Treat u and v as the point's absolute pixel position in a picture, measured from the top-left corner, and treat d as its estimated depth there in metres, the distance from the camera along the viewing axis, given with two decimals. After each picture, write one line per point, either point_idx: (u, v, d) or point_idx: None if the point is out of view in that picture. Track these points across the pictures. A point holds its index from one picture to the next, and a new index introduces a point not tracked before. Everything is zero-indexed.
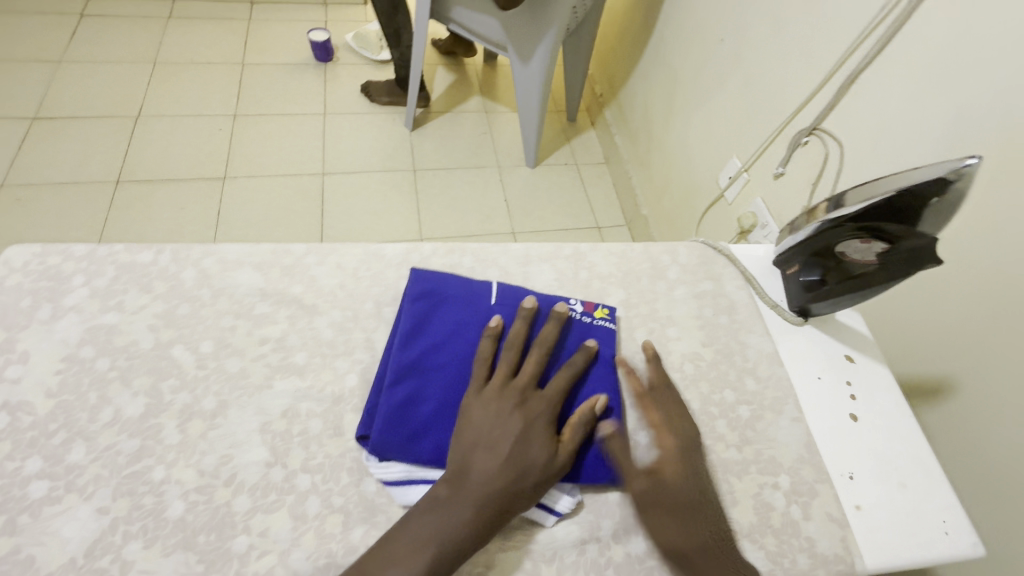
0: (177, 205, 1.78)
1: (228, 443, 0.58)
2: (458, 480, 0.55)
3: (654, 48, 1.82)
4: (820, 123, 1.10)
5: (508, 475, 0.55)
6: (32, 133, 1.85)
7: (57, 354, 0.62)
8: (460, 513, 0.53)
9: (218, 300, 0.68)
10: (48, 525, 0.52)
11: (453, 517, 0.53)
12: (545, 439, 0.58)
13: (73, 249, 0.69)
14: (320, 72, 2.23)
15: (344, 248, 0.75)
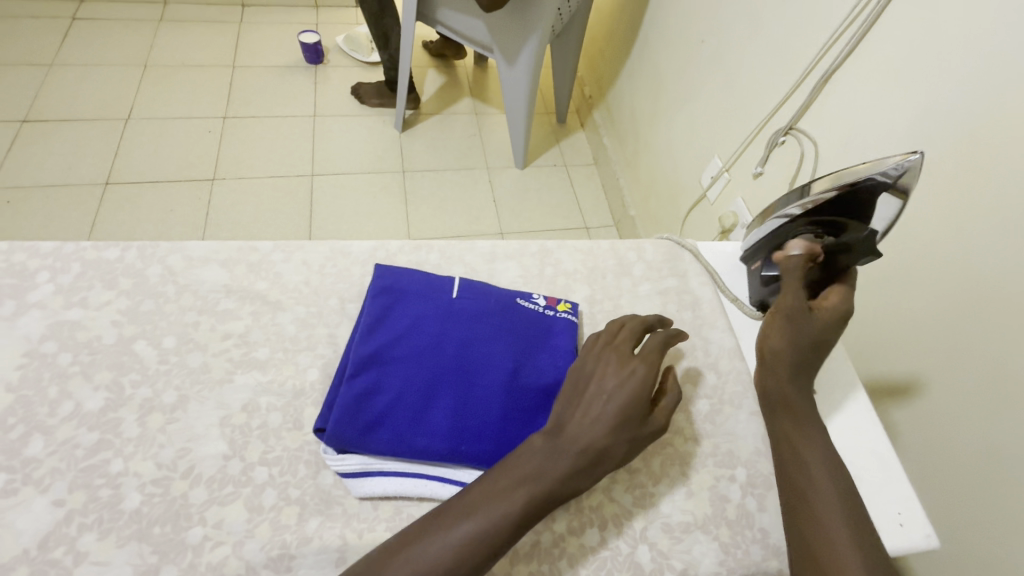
0: (166, 206, 1.79)
1: (187, 436, 0.59)
2: (553, 447, 0.55)
3: (640, 49, 1.83)
4: (796, 122, 1.12)
5: (593, 445, 0.55)
6: (21, 135, 1.86)
7: (20, 349, 0.62)
8: (540, 477, 0.53)
9: (183, 296, 0.69)
10: (3, 516, 0.53)
11: (515, 495, 0.52)
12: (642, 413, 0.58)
13: (40, 246, 0.70)
14: (310, 74, 2.24)
15: (311, 245, 0.76)
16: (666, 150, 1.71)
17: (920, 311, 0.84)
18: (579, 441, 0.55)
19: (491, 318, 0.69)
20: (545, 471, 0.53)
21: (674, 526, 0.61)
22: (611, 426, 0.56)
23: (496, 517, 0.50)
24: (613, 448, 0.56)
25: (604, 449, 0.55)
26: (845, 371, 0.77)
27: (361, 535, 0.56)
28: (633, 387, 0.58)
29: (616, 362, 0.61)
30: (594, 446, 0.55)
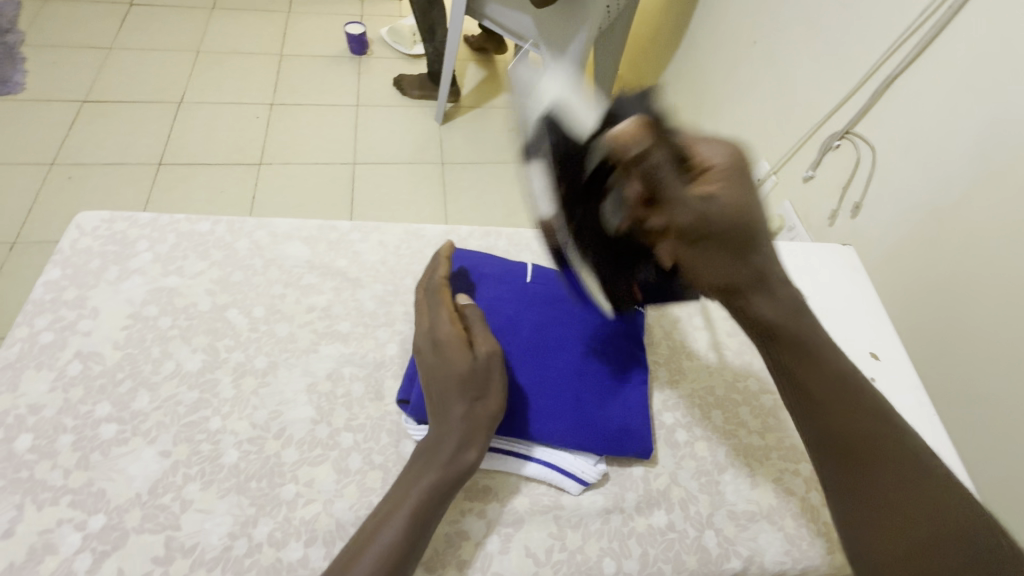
0: (216, 187, 1.85)
1: (277, 400, 0.63)
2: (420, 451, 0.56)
3: (686, 49, 1.81)
4: (853, 127, 1.07)
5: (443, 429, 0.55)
6: (82, 114, 1.94)
7: (124, 311, 0.67)
8: (421, 475, 0.53)
9: (269, 269, 0.73)
10: (116, 463, 0.57)
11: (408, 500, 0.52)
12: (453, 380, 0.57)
13: (137, 217, 0.75)
14: (355, 65, 2.29)
15: (386, 227, 0.79)
16: None
17: (984, 322, 0.83)
18: (456, 402, 0.56)
19: (564, 303, 0.71)
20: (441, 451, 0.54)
21: (739, 514, 0.63)
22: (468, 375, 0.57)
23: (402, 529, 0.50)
24: (479, 394, 0.57)
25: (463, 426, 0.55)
26: (910, 376, 0.78)
27: None
28: (457, 338, 0.60)
29: (428, 325, 0.62)
30: (463, 401, 0.56)
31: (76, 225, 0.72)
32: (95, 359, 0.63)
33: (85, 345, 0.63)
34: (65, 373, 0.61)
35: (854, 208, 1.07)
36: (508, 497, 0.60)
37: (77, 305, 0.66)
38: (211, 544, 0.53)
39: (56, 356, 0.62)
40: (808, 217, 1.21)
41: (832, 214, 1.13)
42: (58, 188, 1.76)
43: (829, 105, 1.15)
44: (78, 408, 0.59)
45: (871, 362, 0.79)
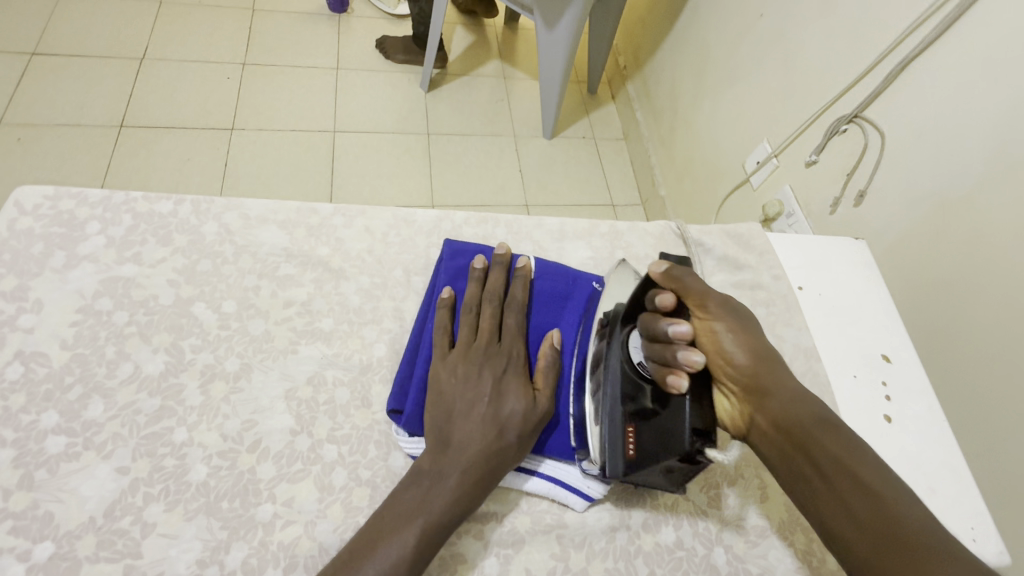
0: (183, 154, 1.72)
1: (251, 409, 0.56)
2: (442, 451, 0.53)
3: (686, 18, 1.71)
4: (862, 110, 1.02)
5: (490, 434, 0.53)
6: (31, 69, 1.76)
7: (72, 305, 0.58)
8: (447, 481, 0.50)
9: (241, 258, 0.65)
10: (65, 482, 0.50)
11: (427, 506, 0.49)
12: (519, 390, 0.56)
13: (88, 195, 0.66)
14: (334, 24, 2.13)
15: (373, 212, 0.72)
16: (705, 131, 1.61)
17: (984, 320, 0.79)
18: (494, 415, 0.54)
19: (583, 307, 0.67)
20: (448, 490, 0.50)
21: (750, 529, 0.59)
22: (519, 430, 0.54)
23: (415, 534, 0.48)
24: (517, 444, 0.53)
25: (508, 437, 0.53)
26: (921, 380, 0.74)
27: None
28: (514, 383, 0.57)
29: (487, 358, 0.58)
30: (499, 450, 0.53)
31: (15, 203, 0.63)
32: (39, 360, 0.55)
33: (27, 344, 0.55)
34: (4, 377, 0.54)
35: (857, 197, 1.02)
36: (509, 515, 0.56)
37: (18, 297, 0.58)
38: (177, 574, 0.48)
39: None
40: (809, 204, 1.15)
41: (834, 202, 1.08)
42: (6, 150, 1.60)
43: (838, 87, 1.08)
44: (20, 418, 0.52)
45: (881, 365, 0.75)
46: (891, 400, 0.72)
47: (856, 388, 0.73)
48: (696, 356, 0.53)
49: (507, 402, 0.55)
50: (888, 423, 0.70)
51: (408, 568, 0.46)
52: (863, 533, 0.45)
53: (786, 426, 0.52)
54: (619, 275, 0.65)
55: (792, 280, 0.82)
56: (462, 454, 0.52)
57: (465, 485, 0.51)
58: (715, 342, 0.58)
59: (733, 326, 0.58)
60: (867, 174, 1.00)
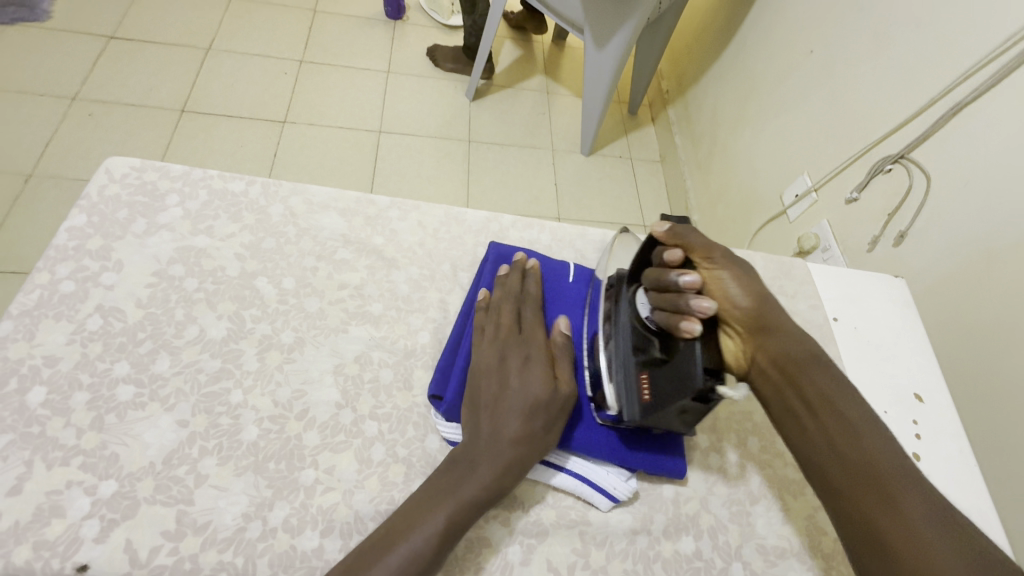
0: (237, 141, 1.80)
1: (302, 379, 0.60)
2: (472, 440, 0.55)
3: (734, 49, 1.74)
4: (908, 151, 1.02)
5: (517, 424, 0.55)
6: (107, 51, 1.88)
7: (149, 268, 0.63)
8: (479, 469, 0.53)
9: (302, 239, 0.69)
10: (131, 428, 0.54)
11: (461, 489, 0.52)
12: (543, 377, 0.58)
13: (170, 169, 0.71)
14: (389, 29, 2.21)
15: (426, 208, 0.76)
16: (745, 160, 1.62)
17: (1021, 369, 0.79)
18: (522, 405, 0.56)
19: None
20: (479, 476, 0.52)
21: (769, 549, 0.60)
22: (544, 419, 0.56)
23: (447, 515, 0.50)
24: (543, 433, 0.55)
25: (533, 428, 0.55)
26: (952, 422, 0.74)
27: None
28: (537, 370, 0.59)
29: (511, 347, 0.61)
30: (525, 438, 0.54)
31: (106, 170, 0.69)
32: (116, 315, 0.60)
33: (107, 299, 0.60)
34: (84, 327, 0.58)
35: (897, 237, 1.03)
36: (534, 506, 0.58)
37: (101, 256, 0.63)
38: (224, 525, 0.51)
39: (75, 308, 0.59)
40: (845, 240, 1.16)
41: (872, 239, 1.08)
42: (78, 123, 1.71)
43: (886, 125, 1.09)
44: (96, 365, 0.57)
45: (913, 404, 0.75)
46: (921, 439, 0.72)
47: (886, 424, 0.72)
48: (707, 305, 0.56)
49: (532, 389, 0.57)
50: (916, 461, 0.70)
51: (434, 547, 0.48)
52: (850, 472, 0.50)
53: (783, 364, 0.57)
54: (622, 244, 0.72)
55: (827, 311, 0.82)
56: (488, 444, 0.54)
57: (491, 473, 0.53)
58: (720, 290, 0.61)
59: (736, 274, 0.62)
60: (908, 215, 1.01)
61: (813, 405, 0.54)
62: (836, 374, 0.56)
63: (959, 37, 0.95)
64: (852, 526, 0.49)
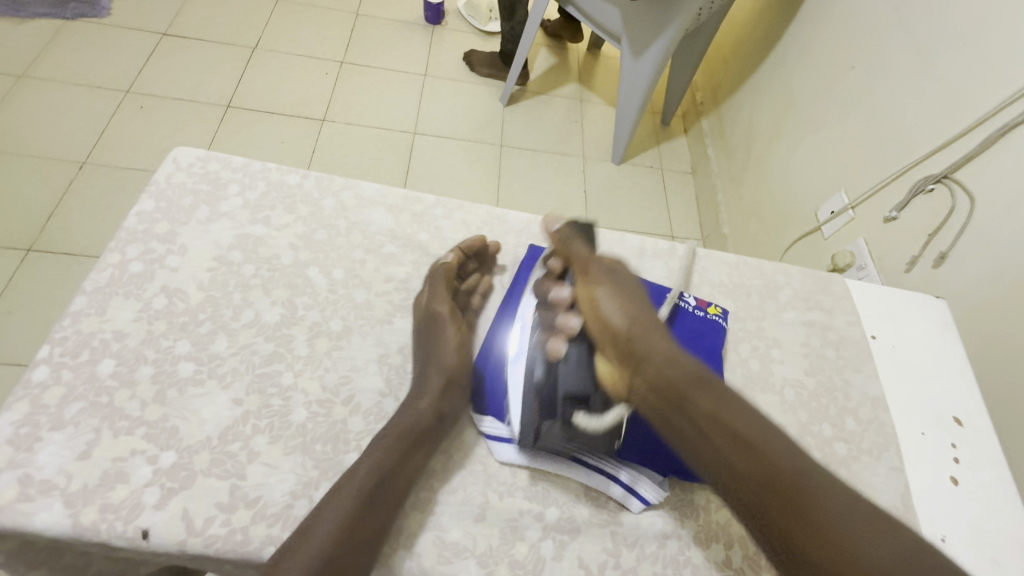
0: (278, 138, 1.86)
1: (348, 366, 0.62)
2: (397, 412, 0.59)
3: (772, 63, 1.73)
4: (951, 172, 1.01)
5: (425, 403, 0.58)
6: (160, 47, 1.96)
7: (210, 253, 0.67)
8: (389, 434, 0.56)
9: (352, 232, 0.72)
10: (190, 403, 0.57)
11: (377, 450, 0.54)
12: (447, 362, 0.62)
13: (231, 160, 0.75)
14: (428, 34, 2.26)
15: (470, 207, 0.78)
16: (779, 174, 1.61)
17: None
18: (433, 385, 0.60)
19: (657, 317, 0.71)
20: (391, 441, 0.55)
21: None
22: (457, 358, 0.63)
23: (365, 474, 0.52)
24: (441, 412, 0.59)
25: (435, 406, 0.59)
26: (993, 448, 0.72)
27: (502, 497, 0.58)
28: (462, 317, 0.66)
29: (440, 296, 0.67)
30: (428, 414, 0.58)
31: (173, 159, 0.73)
32: (179, 296, 0.63)
33: (171, 280, 0.64)
34: (150, 305, 0.62)
35: (938, 258, 1.02)
36: (566, 503, 0.59)
37: (167, 240, 0.66)
38: (274, 500, 0.53)
39: (142, 288, 0.63)
40: (882, 258, 1.14)
41: (911, 260, 1.07)
42: (130, 115, 1.79)
43: (931, 142, 1.07)
44: (160, 342, 0.60)
45: (953, 427, 0.73)
46: (960, 463, 0.70)
47: (924, 446, 0.71)
48: (572, 322, 0.66)
49: (449, 334, 0.64)
50: (955, 486, 0.68)
51: (358, 499, 0.51)
52: (745, 476, 0.51)
53: (662, 389, 0.57)
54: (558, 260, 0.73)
55: (866, 328, 0.82)
56: (408, 403, 0.59)
57: (409, 425, 0.56)
58: (594, 306, 0.65)
59: (612, 294, 0.66)
60: (950, 236, 0.99)
61: (703, 428, 0.54)
62: (719, 395, 0.56)
63: (1013, 57, 0.93)
64: (756, 525, 0.50)
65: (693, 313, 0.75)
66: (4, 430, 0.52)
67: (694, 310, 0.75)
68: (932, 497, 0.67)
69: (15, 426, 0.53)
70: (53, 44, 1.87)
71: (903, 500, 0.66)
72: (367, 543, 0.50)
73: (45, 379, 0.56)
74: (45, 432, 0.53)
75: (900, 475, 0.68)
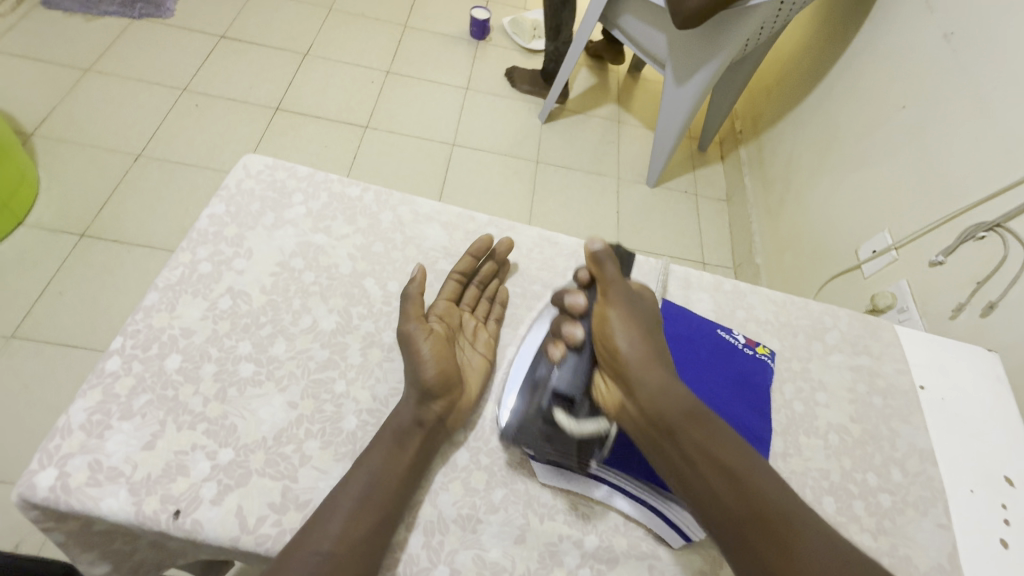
0: (321, 142, 1.92)
1: (398, 378, 0.64)
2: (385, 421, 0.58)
3: (817, 96, 1.71)
4: (1006, 220, 0.99)
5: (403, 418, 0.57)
6: (217, 49, 2.05)
7: (274, 258, 0.69)
8: (381, 443, 0.56)
9: (407, 247, 0.74)
10: (249, 403, 0.59)
11: (371, 459, 0.54)
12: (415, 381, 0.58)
13: (297, 170, 0.78)
14: (472, 48, 2.31)
15: (521, 229, 0.80)
16: (817, 209, 1.60)
17: None
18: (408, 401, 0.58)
19: (706, 352, 0.71)
20: (385, 450, 0.55)
21: None
22: (431, 370, 0.58)
23: (362, 481, 0.53)
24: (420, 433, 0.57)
25: (409, 424, 0.57)
26: None
27: (542, 520, 0.58)
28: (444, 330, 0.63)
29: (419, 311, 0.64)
30: (412, 430, 0.57)
31: (244, 165, 0.76)
32: (243, 298, 0.66)
33: (237, 283, 0.67)
34: (217, 306, 0.65)
35: (986, 307, 1.00)
36: (606, 532, 0.59)
37: (234, 244, 0.70)
38: None
39: (210, 288, 0.66)
40: (926, 303, 1.12)
41: (957, 306, 1.05)
42: (184, 113, 1.86)
43: (988, 188, 1.05)
44: (223, 341, 0.62)
45: (1003, 486, 0.71)
46: (1010, 525, 0.68)
47: (972, 503, 0.69)
48: (587, 375, 0.61)
49: (418, 346, 0.60)
50: (1004, 548, 0.66)
51: (359, 502, 0.51)
52: None
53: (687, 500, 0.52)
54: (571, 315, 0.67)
55: (915, 377, 0.80)
56: (397, 410, 0.59)
57: (396, 428, 0.57)
58: (605, 328, 0.62)
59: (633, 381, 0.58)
60: (1002, 286, 0.97)
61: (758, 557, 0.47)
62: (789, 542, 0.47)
63: None
64: None
65: (742, 351, 0.72)
66: (78, 416, 0.55)
67: (743, 347, 0.73)
68: (980, 558, 0.65)
69: (88, 413, 0.56)
70: (119, 42, 1.97)
71: (949, 559, 0.64)
72: (376, 547, 0.50)
73: (117, 369, 0.59)
74: (115, 421, 0.56)
75: (947, 532, 0.66)
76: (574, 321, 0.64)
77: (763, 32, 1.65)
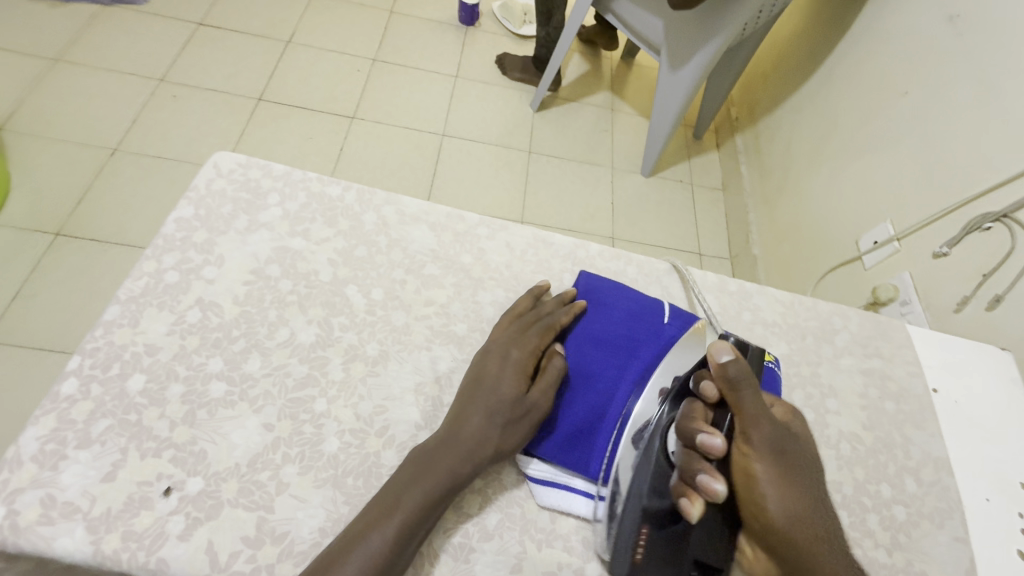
0: (306, 134, 1.84)
1: (384, 395, 0.59)
2: (399, 484, 0.50)
3: (816, 82, 1.66)
4: (1013, 211, 0.96)
5: (436, 485, 0.50)
6: (195, 37, 1.96)
7: (247, 265, 0.64)
8: (389, 523, 0.47)
9: (392, 250, 0.69)
10: (220, 426, 0.54)
11: (376, 537, 0.47)
12: (474, 439, 0.53)
13: (272, 168, 0.72)
14: (461, 34, 2.24)
15: (514, 229, 0.75)
16: (816, 199, 1.56)
17: None
18: (440, 465, 0.51)
19: None
20: (393, 528, 0.47)
21: None
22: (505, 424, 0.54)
23: (359, 567, 0.45)
24: (450, 498, 0.51)
25: (441, 492, 0.50)
26: None
27: (539, 546, 0.54)
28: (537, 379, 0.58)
29: (496, 353, 0.60)
30: (441, 498, 0.50)
31: (214, 164, 0.71)
32: (214, 310, 0.61)
33: (206, 293, 0.61)
34: (184, 319, 0.59)
35: (992, 300, 0.97)
36: None
37: (204, 250, 0.64)
38: (302, 537, 0.51)
39: (177, 299, 0.60)
40: (931, 297, 1.08)
41: (963, 300, 1.02)
42: (161, 105, 1.78)
43: (995, 175, 1.01)
44: (192, 358, 0.57)
45: (1020, 494, 0.68)
46: None
47: (989, 513, 0.66)
48: (717, 486, 0.46)
49: (497, 390, 0.56)
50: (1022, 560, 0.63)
51: None
52: None
53: None
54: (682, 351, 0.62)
55: (928, 380, 0.77)
56: (416, 469, 0.51)
57: (422, 499, 0.49)
58: (750, 486, 0.47)
59: (782, 482, 0.47)
60: (1011, 279, 0.94)
61: None
62: None
63: None
64: None
65: None
66: (30, 446, 0.50)
67: None
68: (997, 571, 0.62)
69: (40, 442, 0.51)
70: (91, 30, 1.88)
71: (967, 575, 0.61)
72: None
73: (73, 393, 0.53)
74: (70, 450, 0.51)
75: (965, 546, 0.63)
76: (708, 430, 0.49)
77: (762, 15, 1.60)
